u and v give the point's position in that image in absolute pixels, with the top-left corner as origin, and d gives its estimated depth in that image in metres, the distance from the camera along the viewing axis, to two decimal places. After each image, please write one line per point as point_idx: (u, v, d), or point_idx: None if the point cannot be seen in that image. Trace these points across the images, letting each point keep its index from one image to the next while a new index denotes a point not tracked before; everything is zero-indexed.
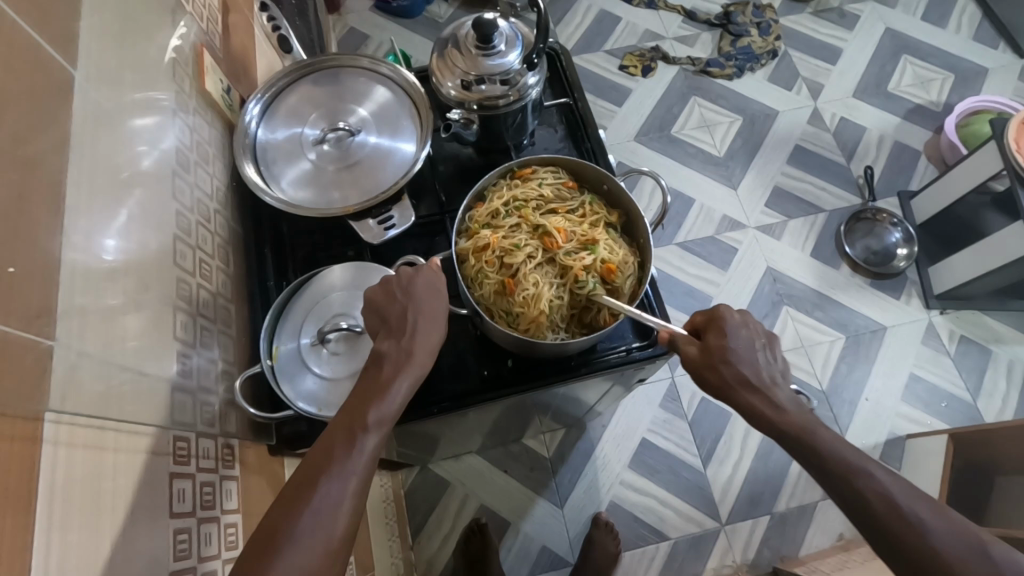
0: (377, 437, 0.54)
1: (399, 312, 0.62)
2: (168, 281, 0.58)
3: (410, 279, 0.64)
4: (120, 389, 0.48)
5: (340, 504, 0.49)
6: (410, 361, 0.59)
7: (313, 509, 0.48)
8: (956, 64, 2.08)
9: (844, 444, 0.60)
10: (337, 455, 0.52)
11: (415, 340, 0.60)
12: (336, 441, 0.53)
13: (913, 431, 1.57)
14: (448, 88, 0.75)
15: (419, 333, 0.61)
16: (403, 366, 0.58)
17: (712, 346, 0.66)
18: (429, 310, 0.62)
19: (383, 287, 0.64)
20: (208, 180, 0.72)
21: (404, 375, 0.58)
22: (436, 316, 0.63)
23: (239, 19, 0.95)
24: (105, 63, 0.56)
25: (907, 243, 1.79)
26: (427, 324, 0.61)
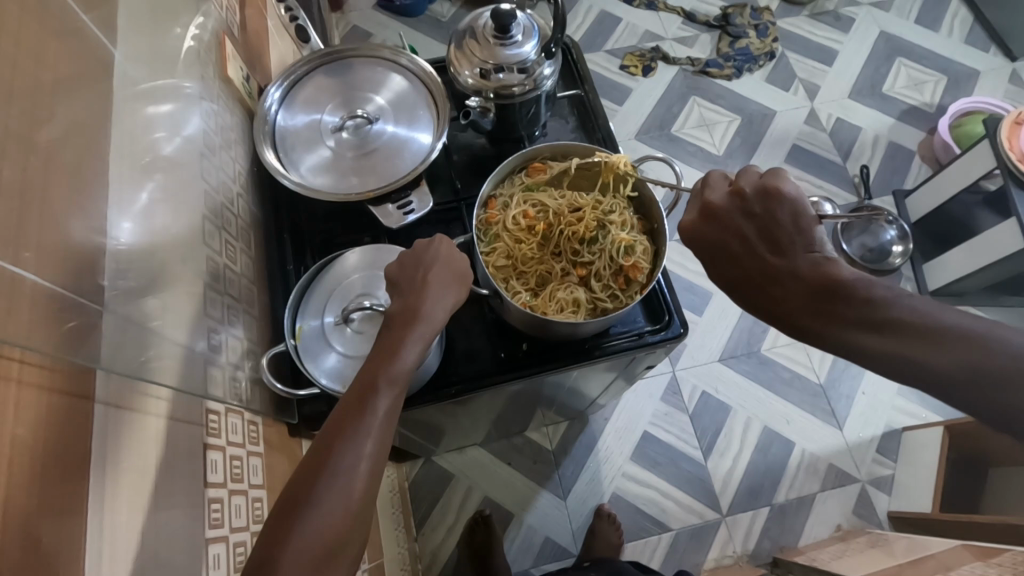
0: (390, 398, 0.55)
1: (411, 281, 0.63)
2: (197, 261, 0.60)
3: (422, 250, 0.65)
4: (158, 360, 0.49)
5: (357, 466, 0.51)
6: (422, 327, 0.60)
7: (332, 473, 0.50)
8: (949, 66, 2.12)
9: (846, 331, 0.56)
10: (351, 419, 0.53)
11: (424, 305, 0.61)
12: (349, 406, 0.54)
13: (909, 424, 1.60)
14: (465, 77, 0.77)
15: (429, 299, 0.62)
16: (414, 332, 0.60)
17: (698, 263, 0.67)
18: (439, 279, 0.63)
19: (399, 261, 0.65)
20: (230, 165, 0.73)
21: (416, 340, 0.59)
22: (448, 283, 0.64)
23: (255, 11, 0.97)
24: (136, 48, 0.58)
25: (902, 240, 1.81)
26: (439, 291, 0.63)
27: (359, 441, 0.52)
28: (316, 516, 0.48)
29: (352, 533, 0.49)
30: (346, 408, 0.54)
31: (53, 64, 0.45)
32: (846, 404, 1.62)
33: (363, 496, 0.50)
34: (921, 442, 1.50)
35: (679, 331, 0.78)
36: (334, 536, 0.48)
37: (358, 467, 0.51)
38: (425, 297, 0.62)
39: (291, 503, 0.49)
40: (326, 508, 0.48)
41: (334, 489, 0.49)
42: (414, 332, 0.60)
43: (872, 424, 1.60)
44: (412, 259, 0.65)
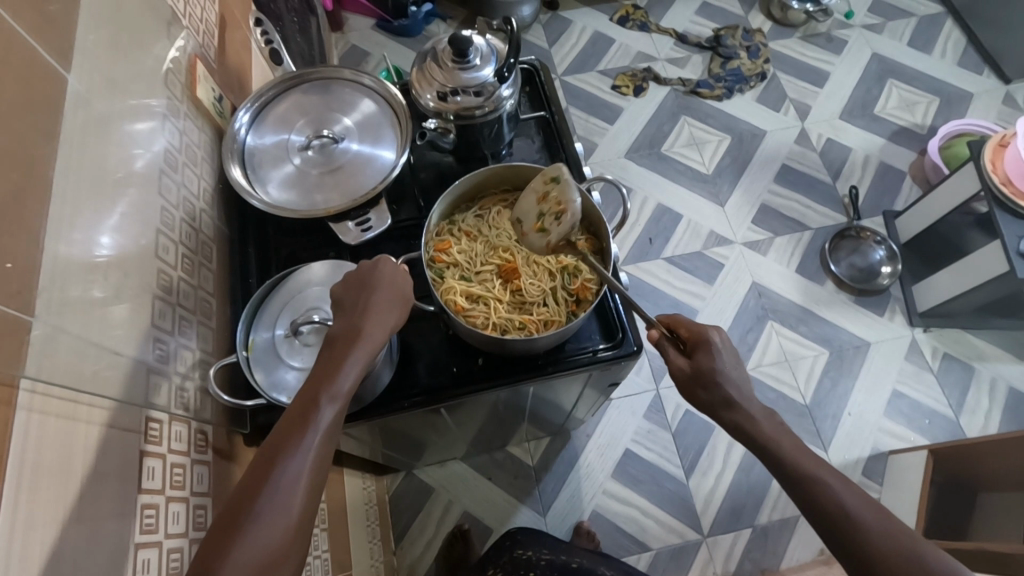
0: (329, 419, 0.57)
1: (356, 299, 0.65)
2: (149, 272, 0.62)
3: (367, 269, 0.67)
4: (94, 368, 0.51)
5: (298, 478, 0.53)
6: (365, 345, 0.62)
7: (274, 487, 0.51)
8: (941, 88, 2.13)
9: (799, 452, 0.67)
10: (292, 434, 0.55)
11: (368, 320, 0.64)
12: (291, 422, 0.56)
13: (896, 446, 1.58)
14: (427, 100, 0.80)
15: (374, 320, 0.64)
16: (357, 353, 0.61)
17: (701, 365, 0.70)
18: (385, 295, 0.66)
19: (345, 279, 0.67)
20: (195, 180, 0.76)
21: (357, 360, 0.61)
22: (393, 303, 0.66)
23: (236, 34, 1.01)
24: (99, 70, 0.60)
25: (890, 260, 1.83)
26: (384, 312, 0.65)
27: (300, 460, 0.54)
28: (254, 535, 0.49)
29: (292, 549, 0.50)
30: (287, 427, 0.56)
31: (5, 86, 0.47)
32: (832, 424, 1.61)
33: (301, 513, 0.52)
34: (905, 466, 1.48)
35: (632, 349, 0.79)
36: (273, 554, 0.49)
37: (299, 486, 0.52)
38: (369, 318, 0.64)
39: (227, 522, 0.50)
40: (264, 527, 0.50)
41: (275, 508, 0.51)
42: (355, 352, 0.61)
43: (858, 445, 1.58)
44: (357, 280, 0.67)
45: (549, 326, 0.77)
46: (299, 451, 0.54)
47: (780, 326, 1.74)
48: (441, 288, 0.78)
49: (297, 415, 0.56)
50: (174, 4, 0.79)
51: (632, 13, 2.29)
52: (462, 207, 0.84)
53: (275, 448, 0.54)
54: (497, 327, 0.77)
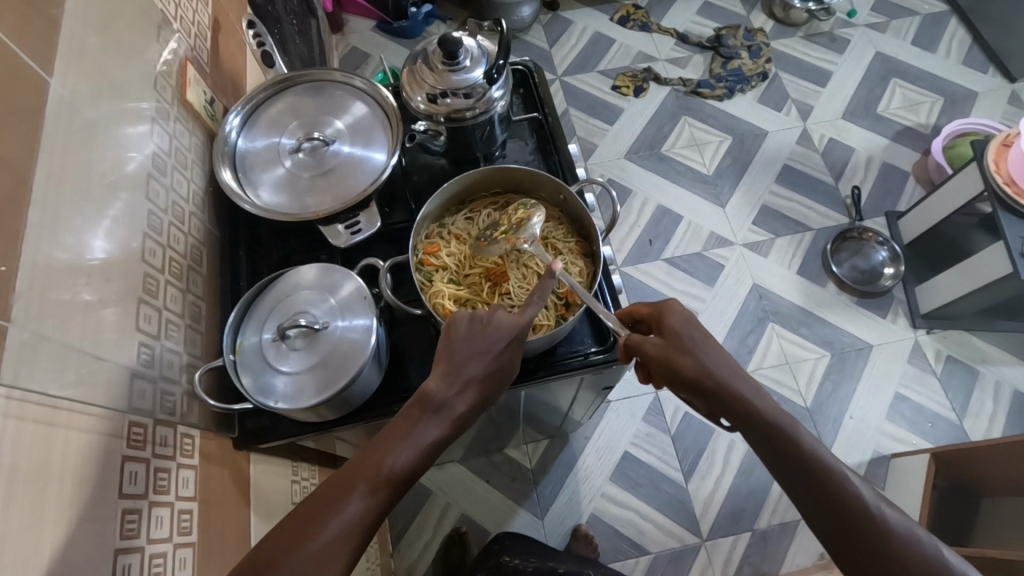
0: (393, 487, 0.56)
1: (453, 356, 0.63)
2: (134, 276, 0.62)
3: (480, 322, 0.65)
4: (75, 373, 0.51)
5: (340, 546, 0.51)
6: (445, 417, 0.61)
7: (316, 546, 0.50)
8: (946, 87, 2.10)
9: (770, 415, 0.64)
10: (350, 496, 0.54)
11: (458, 388, 0.62)
12: (354, 482, 0.55)
13: (898, 450, 1.56)
14: (417, 103, 0.80)
15: (463, 384, 0.63)
16: (432, 412, 0.60)
17: (668, 335, 0.66)
18: (479, 362, 0.63)
19: (459, 329, 0.65)
20: (184, 183, 0.76)
21: (430, 417, 0.60)
22: (489, 359, 0.64)
23: (229, 37, 1.01)
24: (84, 75, 0.60)
25: (893, 262, 1.81)
26: (479, 369, 0.63)
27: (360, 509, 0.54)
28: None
29: None
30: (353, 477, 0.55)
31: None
32: (833, 428, 1.59)
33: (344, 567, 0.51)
34: (908, 470, 1.46)
35: None
36: None
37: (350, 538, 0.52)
38: (465, 379, 0.63)
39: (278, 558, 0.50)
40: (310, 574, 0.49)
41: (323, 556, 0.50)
42: (429, 411, 0.60)
43: (860, 449, 1.57)
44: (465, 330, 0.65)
45: (538, 330, 0.79)
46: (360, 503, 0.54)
47: (780, 328, 1.72)
48: (428, 293, 0.78)
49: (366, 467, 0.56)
50: (165, 8, 0.79)
51: (632, 13, 2.28)
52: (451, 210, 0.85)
53: (338, 494, 0.54)
54: None
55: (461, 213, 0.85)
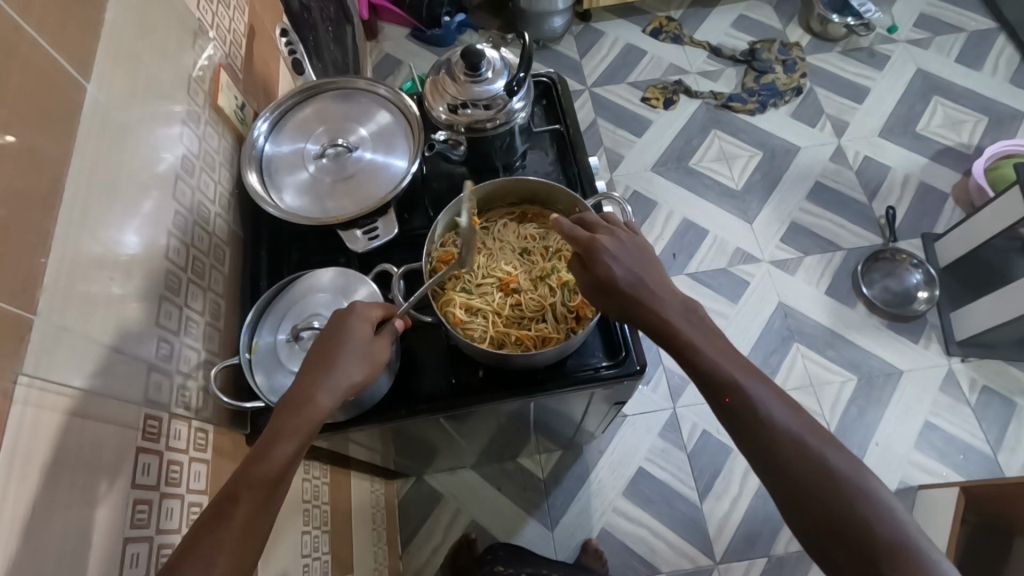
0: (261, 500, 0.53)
1: (317, 365, 0.62)
2: (158, 273, 0.65)
3: (340, 321, 0.65)
4: (99, 366, 0.54)
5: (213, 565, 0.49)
6: (311, 418, 0.58)
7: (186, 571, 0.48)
8: (991, 106, 2.03)
9: (729, 360, 0.62)
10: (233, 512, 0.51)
11: (318, 388, 0.60)
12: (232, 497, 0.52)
13: (926, 482, 1.50)
14: (439, 112, 0.82)
15: (326, 376, 0.61)
16: (297, 418, 0.57)
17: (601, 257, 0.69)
18: (333, 360, 0.62)
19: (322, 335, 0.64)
20: (211, 185, 0.80)
21: (296, 425, 0.57)
22: (353, 356, 0.63)
23: (265, 43, 1.05)
24: (119, 80, 0.63)
25: (927, 285, 1.74)
26: (342, 376, 0.61)
27: (231, 534, 0.50)
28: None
29: None
30: (228, 493, 0.52)
31: (18, 93, 0.50)
32: (858, 454, 1.54)
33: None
34: (936, 502, 1.39)
35: (635, 368, 0.78)
36: None
37: (218, 556, 0.49)
38: (326, 375, 0.61)
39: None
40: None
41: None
42: (294, 418, 0.57)
43: (885, 477, 1.51)
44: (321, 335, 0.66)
45: (547, 342, 0.79)
46: (233, 523, 0.51)
47: (805, 348, 1.68)
48: (440, 303, 0.81)
49: (239, 481, 0.53)
50: (202, 15, 0.82)
51: (665, 25, 2.27)
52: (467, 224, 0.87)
53: (208, 521, 0.51)
54: (494, 341, 0.79)
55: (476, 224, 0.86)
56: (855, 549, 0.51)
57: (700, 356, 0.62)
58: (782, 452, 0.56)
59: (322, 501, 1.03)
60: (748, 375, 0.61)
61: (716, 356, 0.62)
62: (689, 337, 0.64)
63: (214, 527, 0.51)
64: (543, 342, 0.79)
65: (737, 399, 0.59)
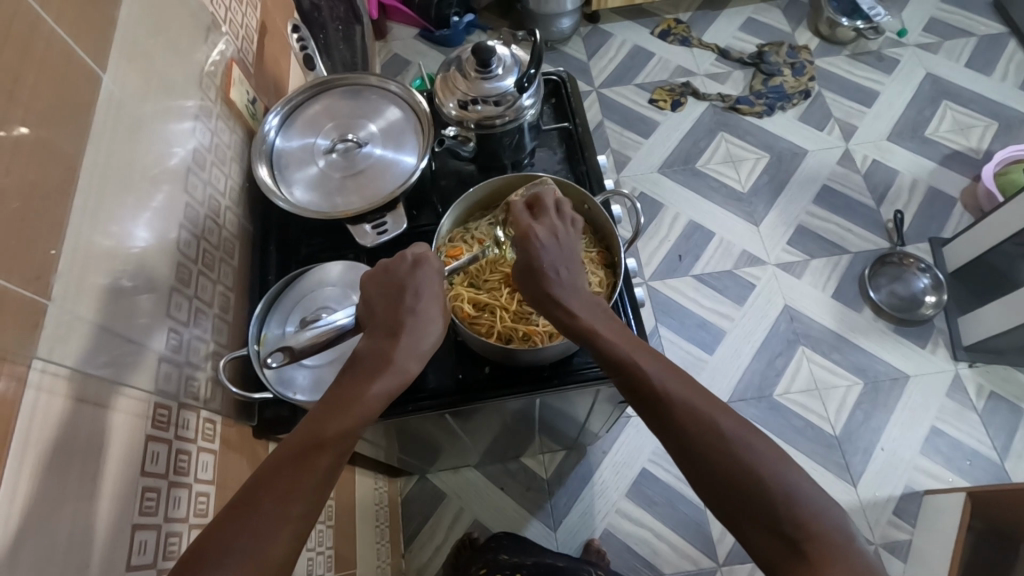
0: (337, 451, 0.52)
1: (392, 323, 0.61)
2: (169, 265, 0.66)
3: (411, 276, 0.64)
4: (110, 355, 0.54)
5: (288, 509, 0.47)
6: (390, 376, 0.58)
7: (262, 511, 0.47)
8: (1000, 111, 2.02)
9: (624, 339, 0.61)
10: (310, 458, 0.50)
11: (399, 348, 0.60)
12: (308, 443, 0.51)
13: (932, 487, 1.49)
14: (449, 108, 0.82)
15: (410, 337, 0.60)
16: (387, 378, 0.57)
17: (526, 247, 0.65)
18: (413, 319, 0.62)
19: (393, 291, 0.64)
20: (222, 178, 0.80)
21: (387, 385, 0.57)
22: (432, 318, 0.63)
23: (276, 40, 1.06)
24: (133, 73, 0.64)
25: (935, 290, 1.73)
26: (420, 335, 0.61)
27: (309, 481, 0.49)
28: (244, 553, 0.45)
29: None
30: (305, 439, 0.51)
31: (35, 83, 0.50)
32: (862, 459, 1.53)
33: (295, 533, 0.47)
34: (942, 508, 1.38)
35: None
36: None
37: (300, 500, 0.48)
38: (410, 335, 0.60)
39: (210, 539, 0.46)
40: (257, 538, 0.46)
41: (274, 525, 0.46)
42: (385, 377, 0.57)
43: (890, 482, 1.50)
44: (393, 289, 0.64)
45: (555, 337, 0.79)
46: (317, 470, 0.50)
47: (811, 352, 1.67)
48: (450, 299, 0.82)
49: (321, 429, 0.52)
50: (215, 11, 0.83)
51: (673, 28, 2.27)
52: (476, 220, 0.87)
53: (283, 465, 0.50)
54: (501, 336, 0.80)
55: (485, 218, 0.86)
56: (757, 508, 0.51)
57: (598, 338, 0.61)
58: (678, 421, 0.55)
59: (327, 496, 1.03)
60: (641, 350, 0.60)
61: (612, 337, 0.61)
62: (590, 324, 0.62)
63: (296, 471, 0.49)
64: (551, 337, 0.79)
65: (628, 373, 0.58)
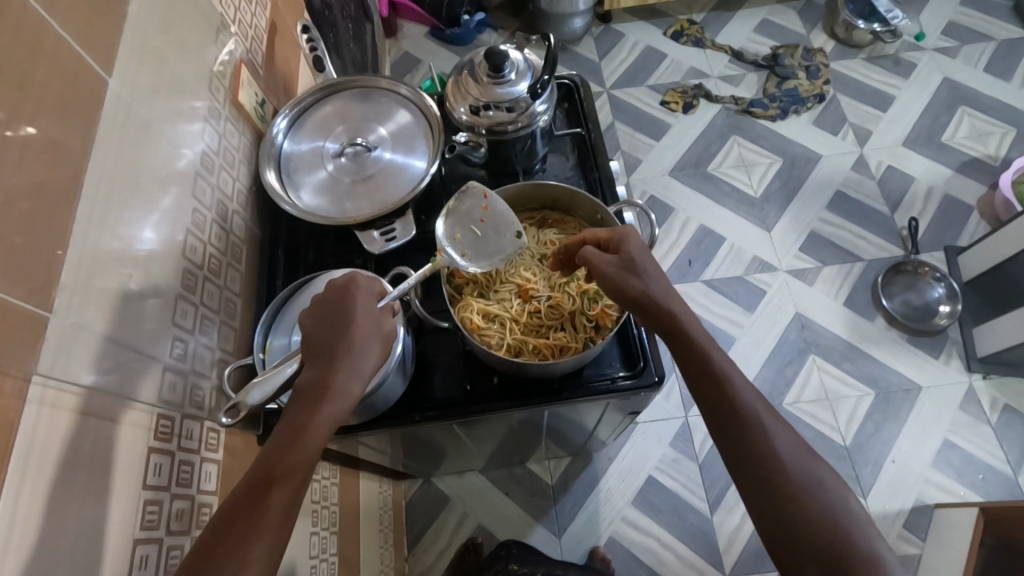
0: (289, 485, 0.51)
1: (331, 349, 0.60)
2: (175, 271, 0.65)
3: (347, 300, 0.63)
4: (114, 367, 0.53)
5: (249, 553, 0.48)
6: (334, 404, 0.57)
7: (223, 559, 0.47)
8: (1019, 118, 1.98)
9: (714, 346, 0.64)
10: (265, 499, 0.50)
11: (338, 373, 0.58)
12: (262, 486, 0.51)
13: (943, 501, 1.47)
14: (460, 113, 0.81)
15: (351, 359, 0.60)
16: (332, 407, 0.56)
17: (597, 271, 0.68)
18: (350, 344, 0.60)
19: (327, 318, 0.63)
20: (230, 182, 0.79)
21: (333, 414, 0.56)
22: (371, 341, 0.62)
23: (287, 40, 1.05)
24: (142, 74, 0.63)
25: (949, 300, 1.71)
26: (360, 360, 0.60)
27: (266, 521, 0.49)
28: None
29: None
30: (259, 480, 0.51)
31: (42, 87, 0.49)
32: (872, 470, 1.51)
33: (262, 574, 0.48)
34: (953, 523, 1.35)
35: (653, 380, 0.76)
36: None
37: (259, 542, 0.48)
38: (350, 359, 0.60)
39: None
40: None
41: (234, 568, 0.47)
42: (328, 405, 0.56)
43: (900, 495, 1.48)
44: (330, 315, 0.63)
45: (565, 351, 0.78)
46: (272, 509, 0.50)
47: (822, 361, 1.65)
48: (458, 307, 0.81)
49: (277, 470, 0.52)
50: (225, 11, 0.82)
51: (686, 29, 2.24)
52: None
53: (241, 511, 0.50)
54: (511, 349, 0.78)
55: None
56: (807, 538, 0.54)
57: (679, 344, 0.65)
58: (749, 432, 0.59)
59: (331, 502, 1.02)
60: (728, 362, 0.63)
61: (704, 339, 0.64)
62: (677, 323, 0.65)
63: (251, 514, 0.49)
64: (561, 351, 0.78)
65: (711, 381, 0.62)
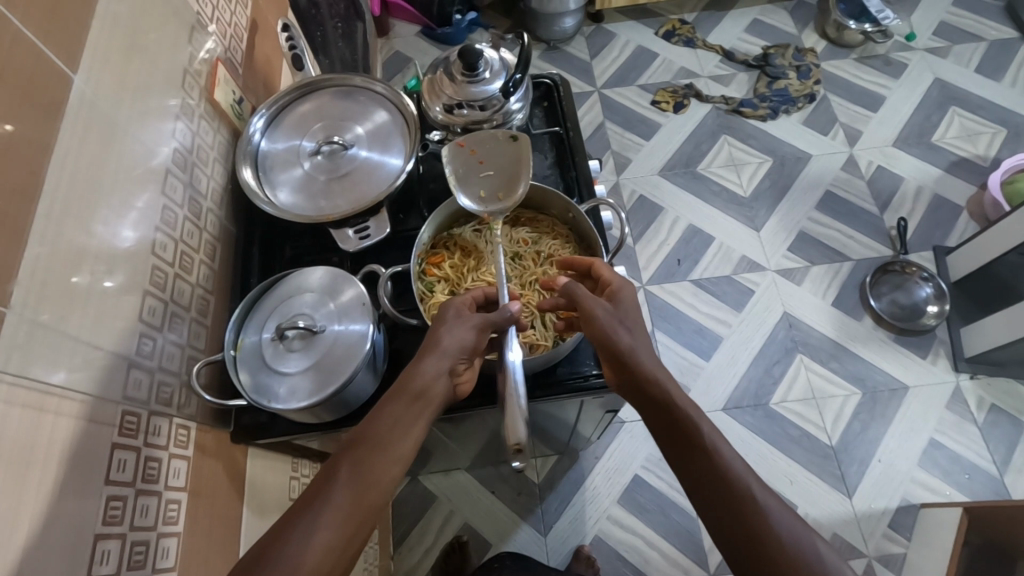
0: (354, 464, 0.60)
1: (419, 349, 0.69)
2: (144, 269, 0.65)
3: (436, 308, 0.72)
4: (74, 362, 0.53)
5: (319, 520, 0.56)
6: (403, 393, 0.65)
7: (301, 522, 0.56)
8: (1009, 118, 1.98)
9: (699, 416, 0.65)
10: (337, 477, 0.59)
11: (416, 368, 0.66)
12: (336, 467, 0.60)
13: (927, 500, 1.47)
14: (436, 112, 0.85)
15: (432, 360, 0.66)
16: (404, 396, 0.64)
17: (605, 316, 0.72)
18: (431, 342, 0.68)
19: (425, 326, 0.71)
20: (204, 180, 0.79)
21: (403, 401, 0.64)
22: (457, 337, 0.68)
23: (268, 39, 1.05)
24: (108, 72, 0.63)
25: (937, 300, 1.70)
26: (439, 354, 0.67)
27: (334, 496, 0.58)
28: (284, 566, 0.52)
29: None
30: (335, 464, 0.61)
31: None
32: (858, 470, 1.51)
33: (330, 541, 0.55)
34: (938, 522, 1.35)
35: None
36: None
37: (327, 513, 0.56)
38: (430, 357, 0.67)
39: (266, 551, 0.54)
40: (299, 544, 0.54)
41: (305, 535, 0.54)
42: (401, 395, 0.65)
43: (886, 494, 1.48)
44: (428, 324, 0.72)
45: (534, 349, 0.81)
46: (339, 483, 0.59)
47: (809, 360, 1.65)
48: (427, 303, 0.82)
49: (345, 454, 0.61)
50: (201, 10, 0.82)
51: (678, 29, 2.24)
52: (458, 228, 0.88)
53: (319, 489, 0.59)
54: None
55: (469, 224, 0.88)
56: None
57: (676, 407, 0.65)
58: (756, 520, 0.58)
59: None
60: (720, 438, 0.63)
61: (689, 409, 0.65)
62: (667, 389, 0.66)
63: (326, 489, 0.58)
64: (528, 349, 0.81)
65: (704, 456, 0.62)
